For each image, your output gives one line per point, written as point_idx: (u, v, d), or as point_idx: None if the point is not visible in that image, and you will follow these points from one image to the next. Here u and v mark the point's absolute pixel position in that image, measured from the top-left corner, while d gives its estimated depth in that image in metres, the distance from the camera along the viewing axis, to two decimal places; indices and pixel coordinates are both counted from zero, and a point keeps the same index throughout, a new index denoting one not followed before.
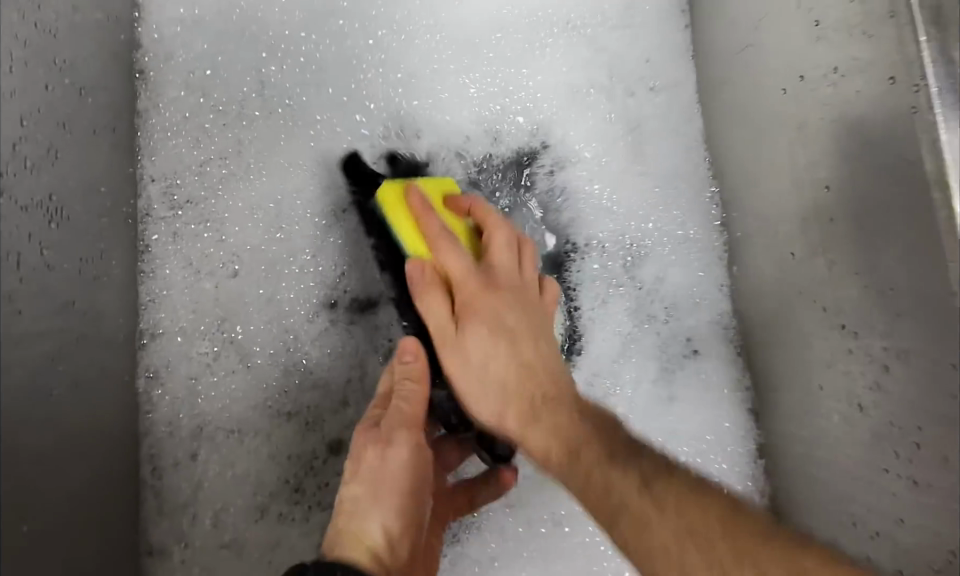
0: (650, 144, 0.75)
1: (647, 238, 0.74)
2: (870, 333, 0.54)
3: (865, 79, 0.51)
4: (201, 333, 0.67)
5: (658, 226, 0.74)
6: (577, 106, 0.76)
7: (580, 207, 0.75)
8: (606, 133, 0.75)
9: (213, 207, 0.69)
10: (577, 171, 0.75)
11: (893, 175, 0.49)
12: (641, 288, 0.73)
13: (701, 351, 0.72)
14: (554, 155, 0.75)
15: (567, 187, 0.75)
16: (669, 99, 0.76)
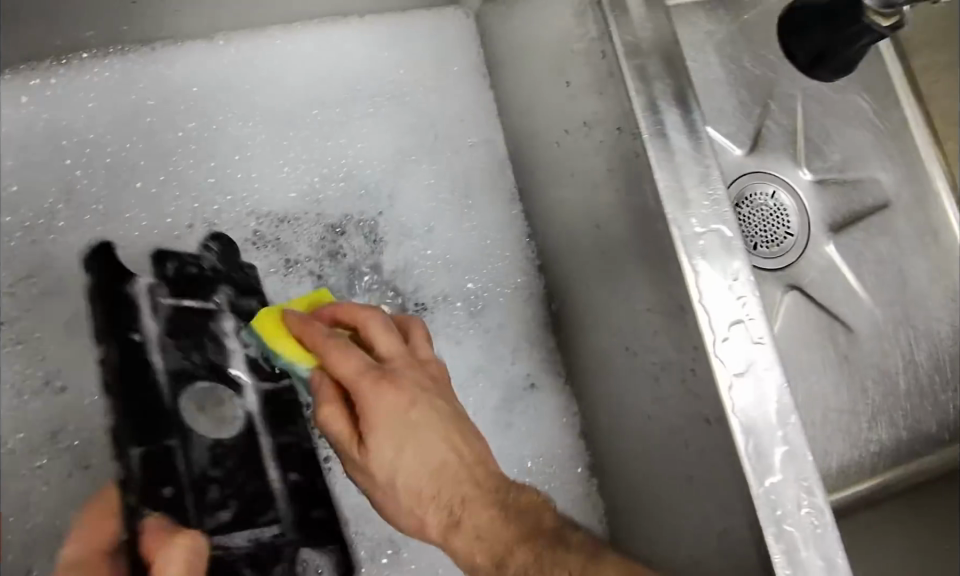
0: (471, 199, 0.82)
1: (481, 286, 0.80)
2: (641, 354, 0.61)
3: (604, 130, 0.59)
4: (43, 444, 0.70)
5: (487, 273, 0.81)
6: (402, 170, 0.82)
7: (414, 262, 0.80)
8: (437, 189, 0.82)
9: (17, 330, 0.72)
10: (410, 227, 0.81)
11: (634, 211, 0.57)
12: (488, 329, 0.79)
13: (538, 383, 0.78)
14: (389, 217, 0.81)
15: (404, 247, 0.80)
16: (484, 155, 0.83)
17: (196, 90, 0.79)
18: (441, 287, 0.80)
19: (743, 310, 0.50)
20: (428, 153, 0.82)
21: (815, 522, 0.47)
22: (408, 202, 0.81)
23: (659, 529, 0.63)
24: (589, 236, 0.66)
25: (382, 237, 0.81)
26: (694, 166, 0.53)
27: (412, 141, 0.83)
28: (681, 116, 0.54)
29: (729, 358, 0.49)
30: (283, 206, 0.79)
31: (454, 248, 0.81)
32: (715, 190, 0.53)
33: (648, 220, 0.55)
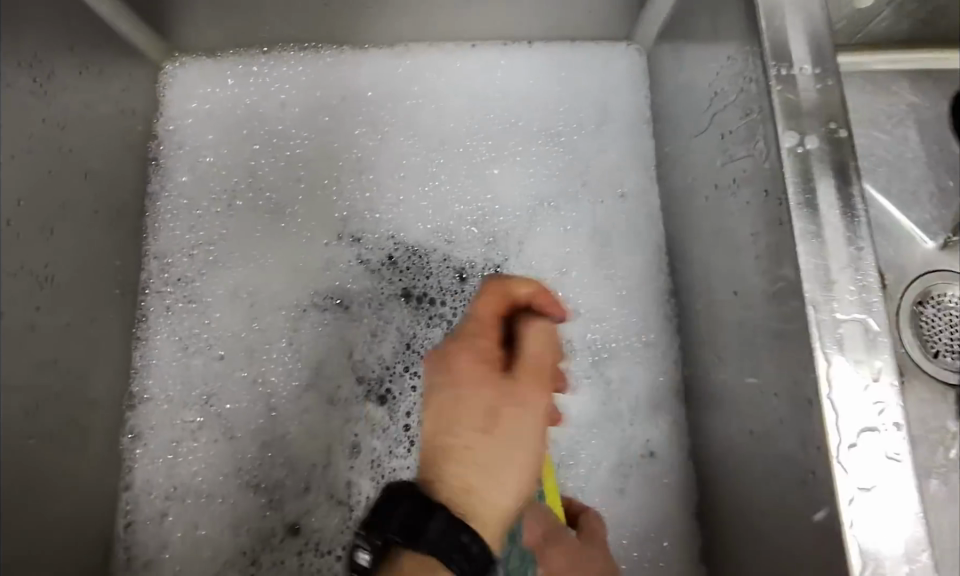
0: (612, 248, 0.80)
1: (606, 335, 0.78)
2: (765, 443, 0.55)
3: (752, 191, 0.53)
4: (185, 403, 0.75)
5: (620, 327, 0.78)
6: (543, 208, 0.81)
7: None
8: (583, 228, 0.80)
9: (201, 289, 0.78)
10: (550, 262, 0.80)
11: (770, 284, 0.51)
12: (607, 382, 0.76)
13: (657, 452, 0.74)
14: (528, 254, 0.80)
15: (539, 286, 0.79)
16: (638, 207, 0.81)
17: (370, 95, 0.83)
18: (560, 333, 0.78)
19: (878, 420, 0.44)
20: (574, 201, 0.81)
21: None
22: (540, 248, 0.80)
23: None
24: (727, 304, 0.61)
25: None
26: (844, 248, 0.47)
27: (569, 177, 0.82)
28: (840, 199, 0.48)
29: (854, 468, 0.43)
30: (418, 238, 0.81)
31: (590, 292, 0.79)
32: (865, 276, 0.46)
33: (781, 299, 0.50)
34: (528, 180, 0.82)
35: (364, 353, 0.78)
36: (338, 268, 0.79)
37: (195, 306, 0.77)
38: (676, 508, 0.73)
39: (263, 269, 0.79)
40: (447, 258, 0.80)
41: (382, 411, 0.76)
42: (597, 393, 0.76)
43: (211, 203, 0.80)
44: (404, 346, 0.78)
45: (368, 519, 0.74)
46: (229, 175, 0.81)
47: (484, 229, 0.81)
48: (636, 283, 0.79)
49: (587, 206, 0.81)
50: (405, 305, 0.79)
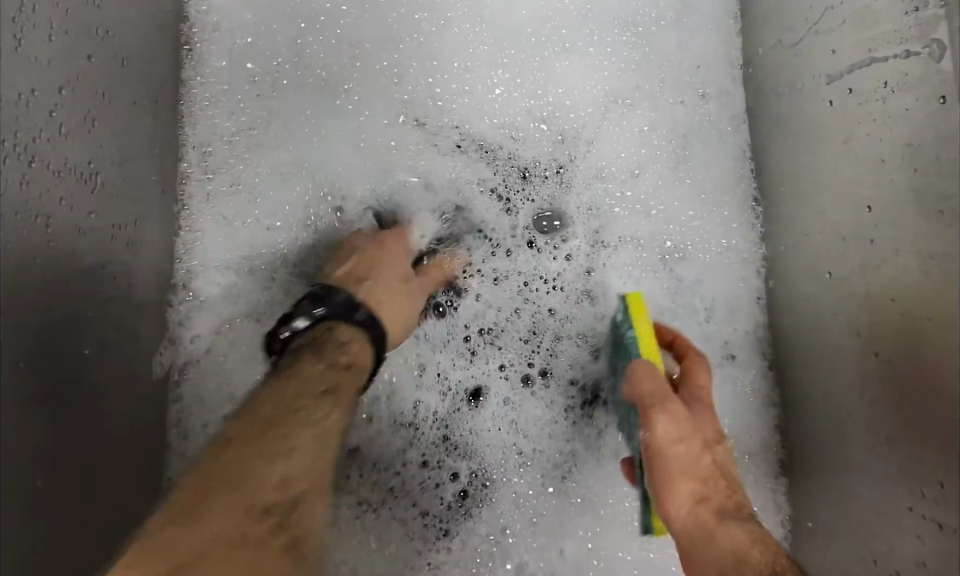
0: (694, 152, 0.73)
1: (681, 238, 0.72)
2: (901, 363, 0.50)
3: (914, 96, 0.48)
4: (234, 312, 0.68)
5: (700, 230, 0.72)
6: (614, 105, 0.73)
7: (602, 211, 0.73)
8: (659, 126, 0.73)
9: (249, 177, 0.70)
10: (625, 159, 0.73)
11: (938, 200, 0.46)
12: (679, 285, 0.71)
13: (737, 359, 0.69)
14: (598, 155, 0.73)
15: (607, 190, 0.73)
16: (721, 108, 0.73)
17: None
18: (628, 233, 0.72)
19: None
20: (650, 98, 0.73)
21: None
22: (612, 147, 0.73)
23: (868, 561, 0.54)
24: (852, 216, 0.56)
25: (571, 179, 0.73)
26: None
27: (644, 70, 0.74)
28: None
29: None
30: (481, 133, 0.73)
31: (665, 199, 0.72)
32: None
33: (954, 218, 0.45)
34: (602, 73, 0.74)
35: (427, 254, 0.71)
36: (391, 164, 0.71)
37: (239, 207, 0.70)
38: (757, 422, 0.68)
39: (313, 170, 0.71)
40: (508, 157, 0.73)
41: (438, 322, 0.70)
42: (670, 304, 0.71)
43: (252, 95, 0.71)
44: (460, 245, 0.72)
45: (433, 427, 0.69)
46: (271, 66, 0.72)
47: (550, 125, 0.73)
48: (723, 186, 0.72)
49: (666, 101, 0.73)
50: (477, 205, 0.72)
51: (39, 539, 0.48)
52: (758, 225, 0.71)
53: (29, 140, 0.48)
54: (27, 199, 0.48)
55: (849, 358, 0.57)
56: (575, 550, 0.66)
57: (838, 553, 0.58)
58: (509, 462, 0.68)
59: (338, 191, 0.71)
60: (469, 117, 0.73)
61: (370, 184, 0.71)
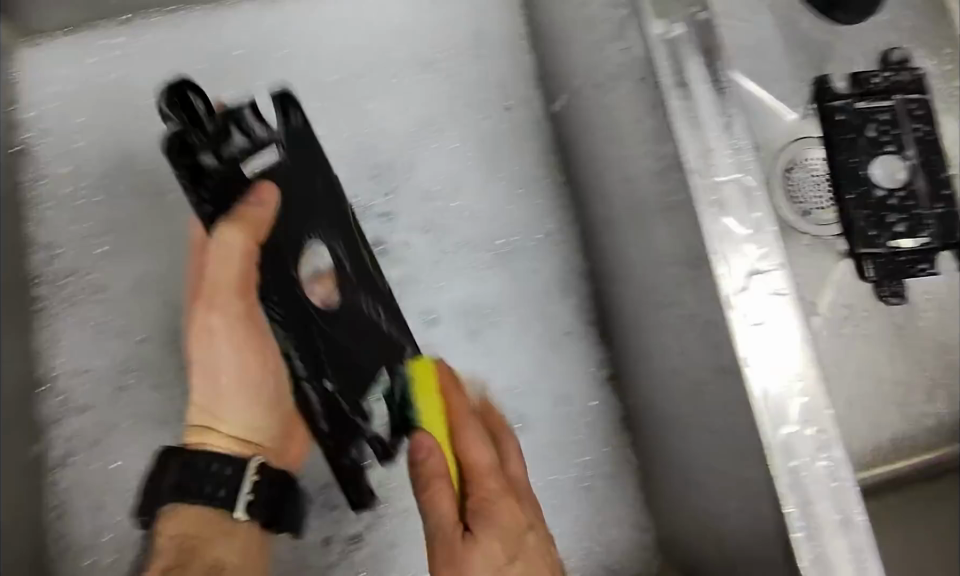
0: (506, 152, 0.82)
1: (512, 223, 0.80)
2: (673, 309, 0.59)
3: (630, 86, 0.58)
4: (106, 380, 0.74)
5: (521, 224, 0.80)
6: (430, 130, 0.82)
7: (445, 221, 0.80)
8: (473, 139, 0.82)
9: (101, 267, 0.76)
10: (448, 174, 0.81)
11: (657, 167, 0.56)
12: (514, 267, 0.79)
13: (576, 328, 0.77)
14: (420, 178, 0.81)
15: (435, 209, 0.80)
16: (526, 114, 0.82)
17: (237, 55, 0.82)
18: (465, 233, 0.80)
19: (762, 263, 0.49)
20: (462, 115, 0.82)
21: (831, 478, 0.45)
22: (428, 172, 0.81)
23: (691, 488, 0.61)
24: (623, 190, 0.65)
25: (394, 190, 0.80)
26: (716, 118, 0.52)
27: (453, 94, 0.83)
28: (708, 76, 0.52)
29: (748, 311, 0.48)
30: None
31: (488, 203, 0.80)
32: (737, 138, 0.51)
33: (669, 176, 0.54)
34: (407, 104, 0.82)
35: None
36: None
37: (90, 309, 0.75)
38: (596, 381, 0.76)
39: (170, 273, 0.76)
40: None
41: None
42: (510, 287, 0.78)
43: (94, 204, 0.78)
44: None
45: (322, 384, 0.67)
46: (110, 171, 0.78)
47: (368, 163, 0.81)
48: (533, 177, 0.81)
49: (474, 117, 0.82)
50: None
51: None
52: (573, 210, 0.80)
53: None
54: None
55: (646, 313, 0.65)
56: None
57: (674, 485, 0.65)
58: None
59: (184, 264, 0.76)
60: None
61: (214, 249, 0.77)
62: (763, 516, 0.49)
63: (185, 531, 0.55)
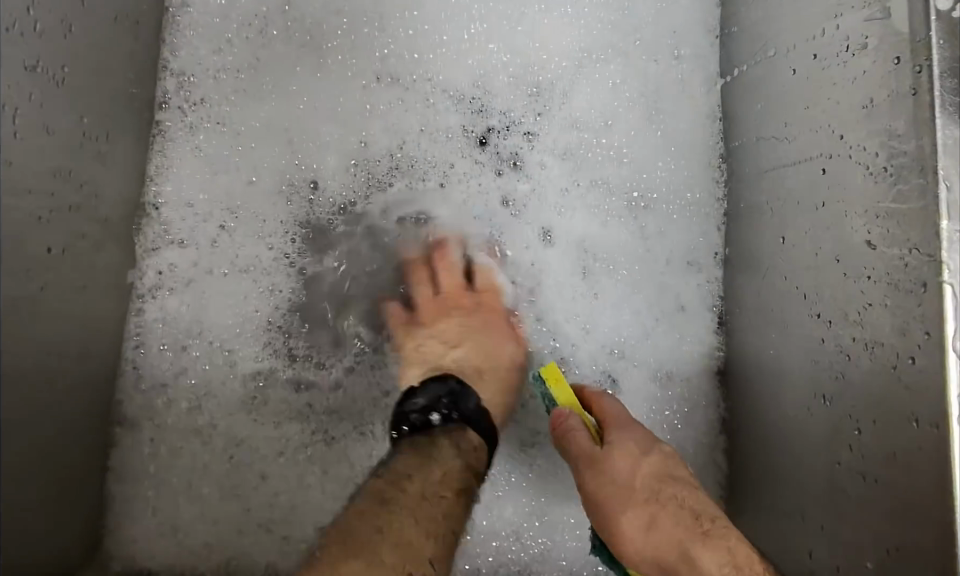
0: (666, 103, 0.73)
1: (658, 181, 0.73)
2: (841, 322, 0.51)
3: (872, 59, 0.49)
4: (203, 231, 0.70)
5: (667, 185, 0.73)
6: (591, 63, 0.74)
7: (583, 157, 0.73)
8: (636, 80, 0.73)
9: (226, 111, 0.71)
10: (600, 109, 0.73)
11: (874, 157, 0.48)
12: (645, 231, 0.72)
13: (692, 311, 0.71)
14: (570, 103, 0.73)
15: (575, 140, 0.73)
16: (692, 69, 0.73)
17: None
18: (604, 173, 0.73)
19: None
20: (623, 52, 0.74)
21: None
22: (582, 100, 0.73)
23: (798, 521, 0.55)
24: (800, 181, 0.56)
25: (545, 107, 0.73)
26: None
27: (623, 24, 0.74)
28: None
29: None
30: (458, 86, 0.73)
31: (637, 153, 0.73)
32: None
33: (898, 175, 0.46)
34: (578, 26, 0.74)
35: (414, 176, 0.72)
36: (376, 104, 0.72)
37: (214, 145, 0.70)
38: (698, 371, 0.71)
39: (297, 134, 0.71)
40: (486, 105, 0.73)
41: (452, 229, 0.73)
42: (639, 248, 0.72)
43: (239, 40, 0.72)
44: (476, 142, 0.73)
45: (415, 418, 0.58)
46: (258, 13, 0.72)
47: (525, 78, 0.73)
48: (682, 143, 0.73)
49: (640, 57, 0.74)
50: (444, 138, 0.73)
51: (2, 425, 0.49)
52: (721, 184, 0.72)
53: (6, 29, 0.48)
54: None
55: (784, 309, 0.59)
56: (511, 519, 0.68)
57: (768, 504, 0.60)
58: (514, 478, 0.69)
59: (315, 132, 0.71)
60: (430, 58, 0.73)
61: (347, 122, 0.72)
62: None
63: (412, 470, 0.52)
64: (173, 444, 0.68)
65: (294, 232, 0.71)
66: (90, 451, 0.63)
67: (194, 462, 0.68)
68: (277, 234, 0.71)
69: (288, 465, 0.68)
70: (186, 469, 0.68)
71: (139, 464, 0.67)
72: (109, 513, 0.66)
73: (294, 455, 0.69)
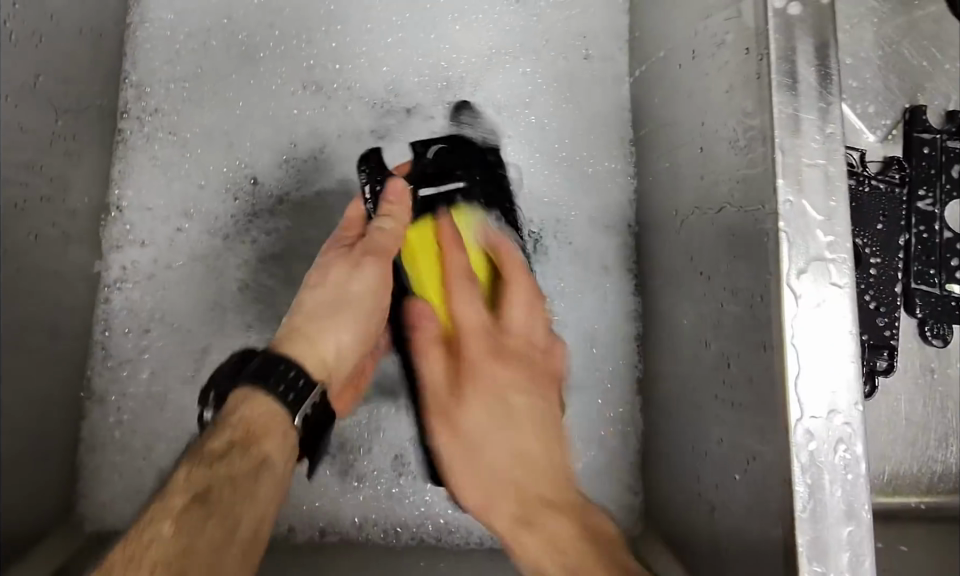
0: (579, 94, 0.82)
1: (574, 162, 0.81)
2: (717, 276, 0.60)
3: (731, 53, 0.57)
4: (164, 224, 0.77)
5: (585, 167, 0.81)
6: (513, 58, 0.82)
7: (506, 140, 0.81)
8: (544, 75, 0.82)
9: (181, 116, 0.78)
10: (513, 100, 0.82)
11: (735, 134, 0.57)
12: (568, 207, 0.81)
13: (610, 281, 0.79)
14: (483, 97, 0.82)
15: (498, 125, 0.81)
16: (603, 64, 0.82)
17: None
18: (524, 155, 0.81)
19: (827, 252, 0.50)
20: (536, 53, 0.82)
21: (848, 513, 0.47)
22: (497, 92, 0.82)
23: (693, 451, 0.63)
24: (690, 159, 0.65)
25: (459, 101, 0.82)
26: (814, 100, 0.52)
27: (532, 31, 0.83)
28: (816, 63, 0.52)
29: (802, 292, 0.50)
30: (372, 88, 0.81)
31: (555, 137, 0.82)
32: (831, 127, 0.52)
33: (750, 147, 0.54)
34: (493, 29, 0.82)
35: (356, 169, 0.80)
36: (312, 105, 0.80)
37: (168, 150, 0.78)
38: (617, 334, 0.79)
39: (234, 135, 0.79)
40: (394, 109, 0.81)
41: None
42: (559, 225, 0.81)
43: (188, 55, 0.79)
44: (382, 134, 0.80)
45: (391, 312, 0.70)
46: (202, 33, 0.80)
47: (438, 78, 0.82)
48: (597, 128, 0.81)
49: (551, 55, 0.82)
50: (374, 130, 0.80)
51: None
52: (631, 163, 0.80)
53: None
54: None
55: (680, 269, 0.68)
56: None
57: (673, 443, 0.68)
58: None
59: (262, 132, 0.79)
60: (352, 68, 0.81)
61: (284, 127, 0.79)
62: (774, 493, 0.50)
63: (254, 418, 0.57)
64: (139, 416, 0.75)
65: (248, 221, 0.78)
66: (61, 423, 0.70)
67: (158, 432, 0.74)
68: (233, 225, 0.78)
69: None
70: (152, 438, 0.74)
71: (108, 434, 0.74)
72: (82, 479, 0.72)
73: None
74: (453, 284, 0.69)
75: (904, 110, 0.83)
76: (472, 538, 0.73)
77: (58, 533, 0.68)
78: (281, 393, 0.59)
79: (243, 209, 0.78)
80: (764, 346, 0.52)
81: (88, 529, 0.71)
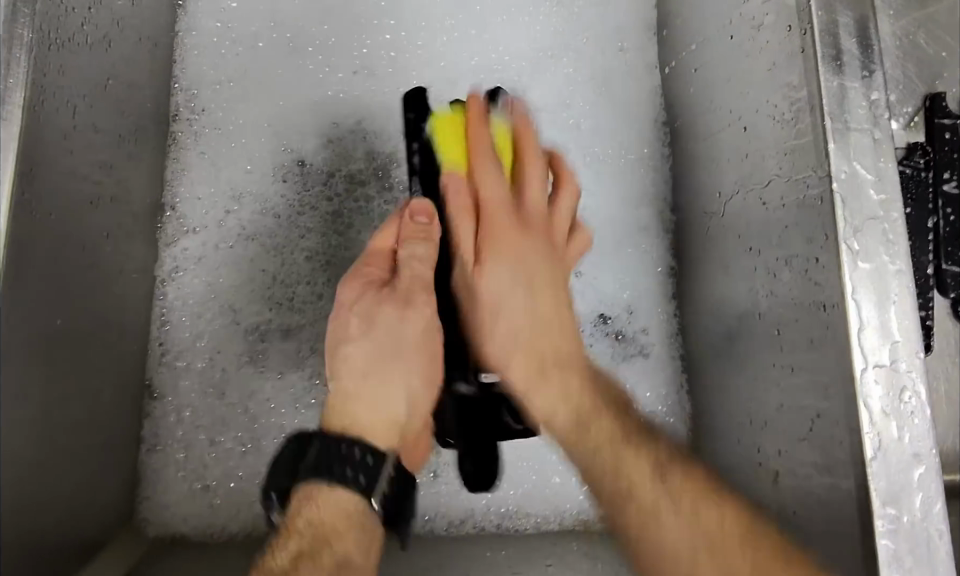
0: (617, 89, 0.85)
1: (610, 154, 0.84)
2: (768, 247, 0.62)
3: (772, 30, 0.60)
4: (216, 224, 0.79)
5: (623, 162, 0.84)
6: (553, 57, 0.85)
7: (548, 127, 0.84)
8: (586, 70, 0.85)
9: (230, 119, 0.81)
10: (557, 95, 0.85)
11: (782, 106, 0.59)
12: (610, 200, 0.83)
13: (653, 270, 0.81)
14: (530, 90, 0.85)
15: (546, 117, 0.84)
16: (636, 56, 0.85)
17: None
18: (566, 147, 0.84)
19: (880, 211, 0.52)
20: (573, 51, 0.85)
21: (919, 457, 0.49)
22: (543, 86, 0.85)
23: (752, 424, 0.65)
24: (732, 139, 0.68)
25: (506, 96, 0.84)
26: (857, 68, 0.54)
27: (567, 29, 0.85)
28: (856, 34, 0.55)
29: (859, 248, 0.52)
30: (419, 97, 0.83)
31: (597, 129, 0.84)
32: (874, 93, 0.54)
33: (798, 116, 0.57)
34: (531, 27, 0.85)
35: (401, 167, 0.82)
36: (356, 108, 0.83)
37: (220, 153, 0.80)
38: (661, 321, 0.80)
39: (283, 137, 0.81)
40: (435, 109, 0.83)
41: None
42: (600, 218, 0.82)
43: (236, 61, 0.82)
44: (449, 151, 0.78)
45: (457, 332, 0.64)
46: (249, 40, 0.83)
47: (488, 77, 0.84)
48: (636, 121, 0.84)
49: (590, 51, 0.85)
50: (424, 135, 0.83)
51: (51, 369, 0.58)
52: (670, 157, 0.83)
53: (67, 41, 0.59)
54: (62, 85, 0.58)
55: (726, 247, 0.70)
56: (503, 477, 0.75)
57: (728, 419, 0.70)
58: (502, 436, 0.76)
59: (309, 135, 0.82)
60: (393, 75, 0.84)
61: (329, 130, 0.82)
62: (844, 448, 0.52)
63: (325, 520, 0.53)
64: (198, 414, 0.76)
65: (298, 221, 0.80)
66: (126, 417, 0.71)
67: (217, 429, 0.76)
68: (284, 224, 0.80)
69: (300, 419, 0.76)
70: (210, 439, 0.75)
71: (168, 431, 0.75)
72: (145, 481, 0.73)
73: (308, 413, 0.77)
74: (476, 157, 0.61)
75: (924, 97, 0.83)
76: (527, 529, 0.74)
77: (122, 537, 0.69)
78: (351, 478, 0.54)
79: (293, 209, 0.80)
80: (823, 304, 0.54)
81: (151, 532, 0.72)
